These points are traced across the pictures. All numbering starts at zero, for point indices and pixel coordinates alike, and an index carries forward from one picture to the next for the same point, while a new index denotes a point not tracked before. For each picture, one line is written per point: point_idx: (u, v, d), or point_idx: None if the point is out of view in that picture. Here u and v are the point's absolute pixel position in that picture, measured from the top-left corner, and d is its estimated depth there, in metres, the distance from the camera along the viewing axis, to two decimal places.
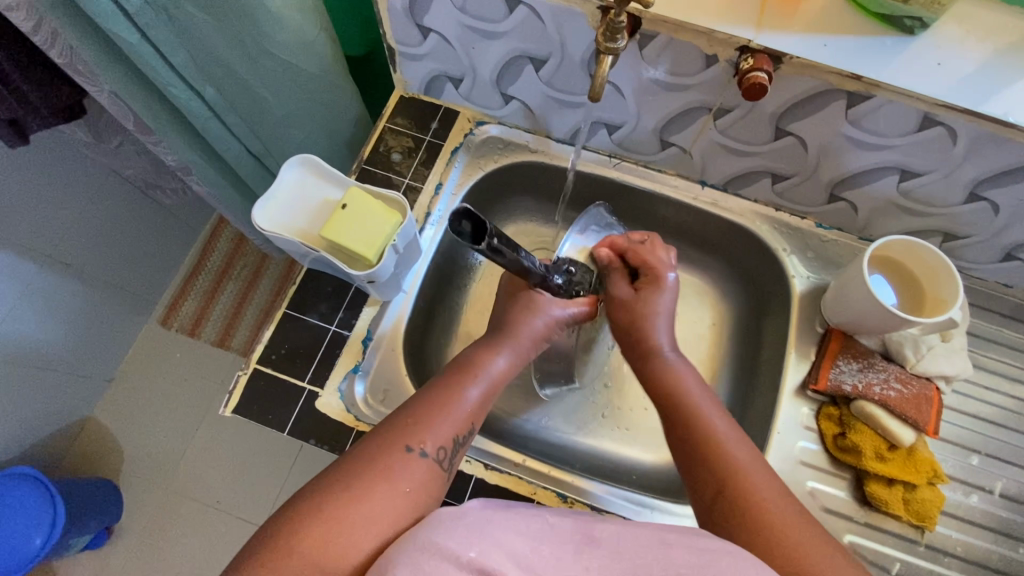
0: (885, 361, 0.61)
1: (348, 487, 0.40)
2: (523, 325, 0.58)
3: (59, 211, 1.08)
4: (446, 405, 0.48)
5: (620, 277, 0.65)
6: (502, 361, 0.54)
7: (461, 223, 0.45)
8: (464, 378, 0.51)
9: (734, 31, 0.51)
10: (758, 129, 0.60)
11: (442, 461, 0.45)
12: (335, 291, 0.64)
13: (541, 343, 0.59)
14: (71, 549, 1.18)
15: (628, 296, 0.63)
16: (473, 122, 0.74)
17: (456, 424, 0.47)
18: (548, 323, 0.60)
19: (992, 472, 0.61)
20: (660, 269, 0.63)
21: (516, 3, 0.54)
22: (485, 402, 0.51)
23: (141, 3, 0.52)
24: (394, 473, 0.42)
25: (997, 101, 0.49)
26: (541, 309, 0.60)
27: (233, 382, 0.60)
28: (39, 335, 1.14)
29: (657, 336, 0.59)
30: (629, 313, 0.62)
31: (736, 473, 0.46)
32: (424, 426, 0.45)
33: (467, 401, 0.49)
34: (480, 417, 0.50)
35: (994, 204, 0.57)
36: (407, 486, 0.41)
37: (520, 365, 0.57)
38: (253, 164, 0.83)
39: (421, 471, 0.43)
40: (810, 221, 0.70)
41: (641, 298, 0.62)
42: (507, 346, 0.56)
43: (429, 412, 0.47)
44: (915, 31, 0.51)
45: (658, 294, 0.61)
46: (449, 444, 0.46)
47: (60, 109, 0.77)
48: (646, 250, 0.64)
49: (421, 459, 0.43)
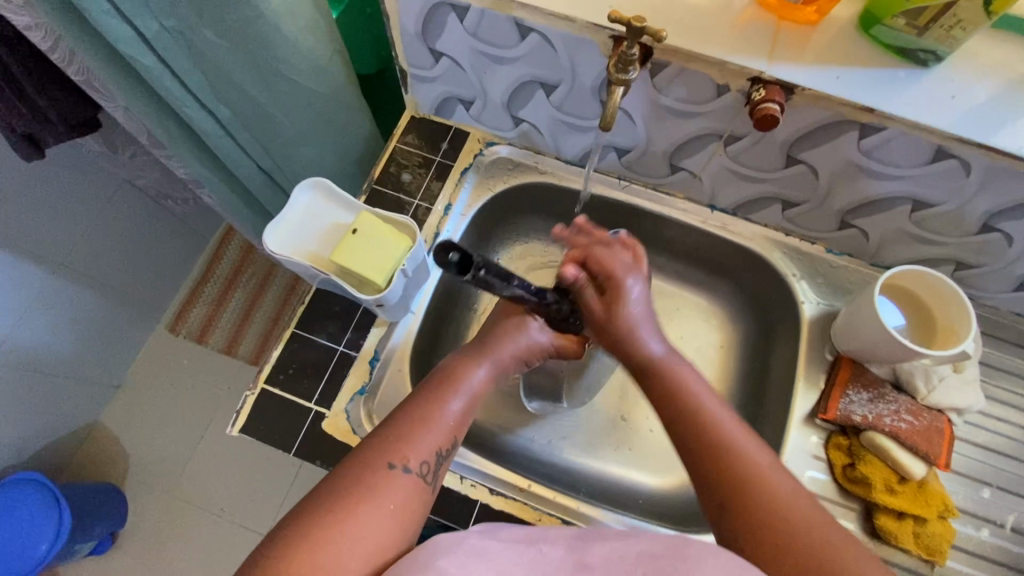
0: (896, 392, 0.61)
1: (330, 506, 0.39)
2: (498, 342, 0.57)
3: (72, 220, 1.10)
4: (428, 418, 0.47)
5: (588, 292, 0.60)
6: (483, 372, 0.53)
7: (448, 254, 0.42)
8: (444, 390, 0.50)
9: (746, 62, 0.51)
10: (769, 156, 0.60)
11: (426, 476, 0.44)
12: (343, 311, 0.65)
13: (535, 351, 0.59)
14: (74, 556, 1.18)
15: (596, 312, 0.59)
16: (483, 143, 0.74)
17: (441, 437, 0.47)
18: (529, 347, 0.58)
19: (1003, 505, 0.60)
20: (619, 278, 0.59)
21: (528, 30, 0.54)
22: (469, 413, 0.51)
23: (158, 28, 0.53)
24: (377, 489, 0.41)
25: (1011, 136, 0.49)
26: (527, 329, 0.58)
27: (240, 402, 0.61)
28: (50, 342, 1.16)
29: (647, 346, 0.55)
30: (607, 334, 0.58)
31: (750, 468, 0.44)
32: (406, 442, 0.45)
33: (449, 412, 0.49)
34: (462, 428, 0.50)
35: (1007, 235, 0.57)
36: (392, 503, 0.41)
37: (503, 373, 0.56)
38: (265, 181, 0.84)
39: (404, 488, 0.42)
40: (820, 247, 0.70)
41: (611, 315, 0.58)
42: (487, 357, 0.55)
43: (411, 427, 0.46)
44: (929, 64, 0.51)
45: (627, 300, 0.58)
46: (433, 458, 0.46)
47: (76, 124, 0.78)
48: (603, 253, 0.60)
49: (404, 476, 0.43)
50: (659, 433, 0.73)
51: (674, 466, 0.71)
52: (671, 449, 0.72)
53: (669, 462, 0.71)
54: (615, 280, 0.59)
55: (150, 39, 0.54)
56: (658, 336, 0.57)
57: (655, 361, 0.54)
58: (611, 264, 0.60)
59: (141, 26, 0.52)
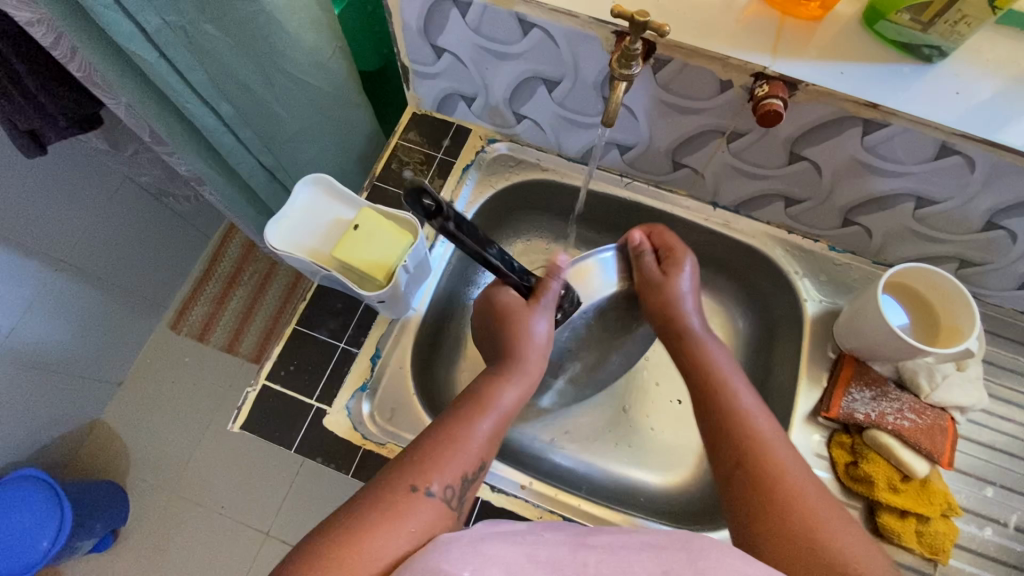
0: (898, 390, 0.60)
1: (353, 524, 0.40)
2: (525, 358, 0.56)
3: (74, 216, 1.10)
4: (457, 439, 0.47)
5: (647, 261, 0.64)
6: (512, 394, 0.53)
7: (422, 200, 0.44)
8: (475, 411, 0.50)
9: (749, 57, 0.51)
10: (772, 153, 0.60)
11: (450, 500, 0.44)
12: (344, 307, 0.65)
13: (546, 357, 0.58)
14: (75, 553, 1.18)
15: (650, 276, 0.63)
16: (485, 139, 0.74)
17: (468, 461, 0.47)
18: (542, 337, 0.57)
19: (1007, 504, 0.60)
20: (680, 255, 0.63)
21: (530, 25, 0.54)
22: (497, 438, 0.50)
23: (159, 24, 0.53)
24: (401, 510, 0.41)
25: (1016, 132, 0.48)
26: (533, 334, 0.57)
27: (241, 398, 0.61)
28: (51, 338, 1.16)
29: (689, 320, 0.61)
30: (658, 301, 0.62)
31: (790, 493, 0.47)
32: (434, 464, 0.45)
33: (477, 436, 0.49)
34: (491, 453, 0.50)
35: (1012, 232, 0.56)
36: (415, 525, 0.41)
37: (531, 393, 0.56)
38: (267, 177, 0.84)
39: (430, 511, 0.42)
40: (824, 244, 0.70)
41: (662, 284, 0.62)
42: (518, 378, 0.55)
43: (440, 448, 0.46)
44: (933, 60, 0.51)
45: (679, 275, 0.62)
46: (459, 482, 0.45)
47: (78, 120, 0.78)
48: (666, 235, 0.65)
49: (427, 498, 0.43)
50: (661, 431, 0.73)
51: (676, 464, 0.71)
52: (671, 447, 0.72)
53: (671, 459, 0.71)
54: (674, 251, 0.63)
55: (151, 34, 0.53)
56: (699, 314, 0.62)
57: (694, 334, 0.61)
58: (673, 243, 0.64)
59: (143, 21, 0.52)
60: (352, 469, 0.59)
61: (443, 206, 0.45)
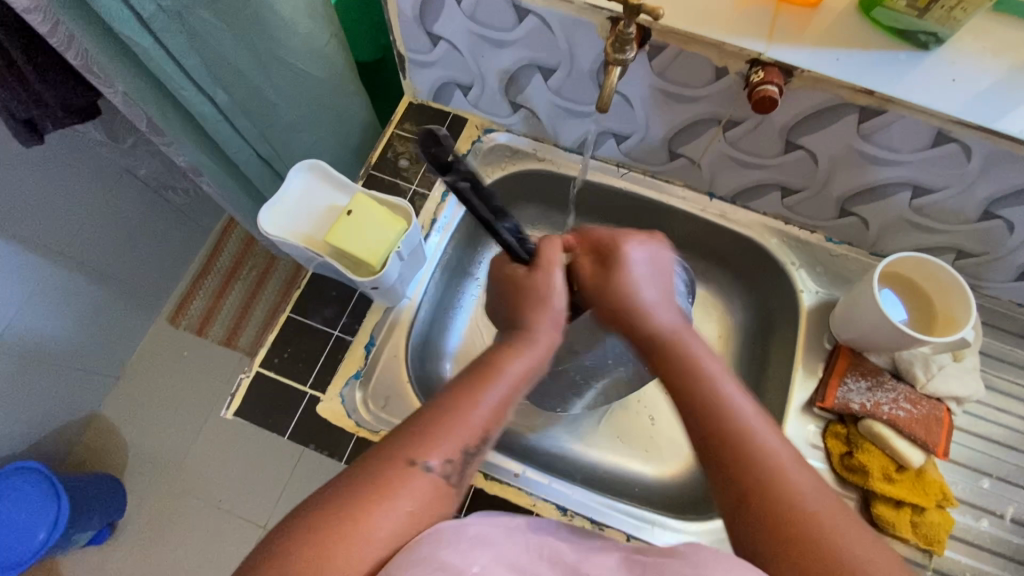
0: (894, 380, 0.60)
1: (342, 504, 0.38)
2: (536, 330, 0.51)
3: (72, 208, 1.10)
4: (458, 413, 0.44)
5: (584, 260, 0.56)
6: (529, 360, 0.49)
7: (433, 145, 0.44)
8: (483, 382, 0.47)
9: (745, 43, 0.51)
10: (768, 142, 0.60)
11: (448, 476, 0.42)
12: (339, 296, 0.64)
13: (562, 327, 0.53)
14: (74, 545, 1.19)
15: (587, 280, 0.54)
16: (481, 129, 0.73)
17: (470, 434, 0.44)
18: (555, 324, 0.53)
19: (1003, 496, 0.60)
20: (617, 247, 0.54)
21: (526, 12, 0.54)
22: (509, 408, 0.47)
23: (154, 9, 0.53)
24: (393, 487, 0.39)
25: (1013, 119, 0.48)
26: (552, 310, 0.52)
27: (235, 384, 0.61)
28: (47, 331, 1.16)
29: (653, 318, 0.51)
30: (602, 305, 0.54)
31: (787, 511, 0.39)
32: (429, 437, 0.42)
33: (481, 410, 0.44)
34: (500, 426, 0.46)
35: (1009, 222, 0.56)
36: (408, 503, 0.39)
37: (548, 361, 0.51)
38: (263, 167, 0.84)
39: (422, 488, 0.40)
40: (820, 235, 0.69)
41: (608, 281, 0.53)
42: (532, 349, 0.50)
43: (437, 422, 0.43)
44: (930, 46, 0.50)
45: (624, 267, 0.53)
46: (459, 456, 0.43)
47: (75, 110, 0.78)
48: (597, 231, 0.56)
49: (423, 474, 0.41)
50: (660, 426, 0.72)
51: (671, 455, 0.71)
52: (671, 441, 0.71)
53: (667, 451, 0.71)
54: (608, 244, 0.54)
55: (146, 19, 0.53)
56: (670, 305, 0.53)
57: (666, 334, 0.50)
58: (612, 234, 0.55)
59: (138, 6, 0.52)
60: (346, 457, 0.59)
61: (456, 162, 0.44)
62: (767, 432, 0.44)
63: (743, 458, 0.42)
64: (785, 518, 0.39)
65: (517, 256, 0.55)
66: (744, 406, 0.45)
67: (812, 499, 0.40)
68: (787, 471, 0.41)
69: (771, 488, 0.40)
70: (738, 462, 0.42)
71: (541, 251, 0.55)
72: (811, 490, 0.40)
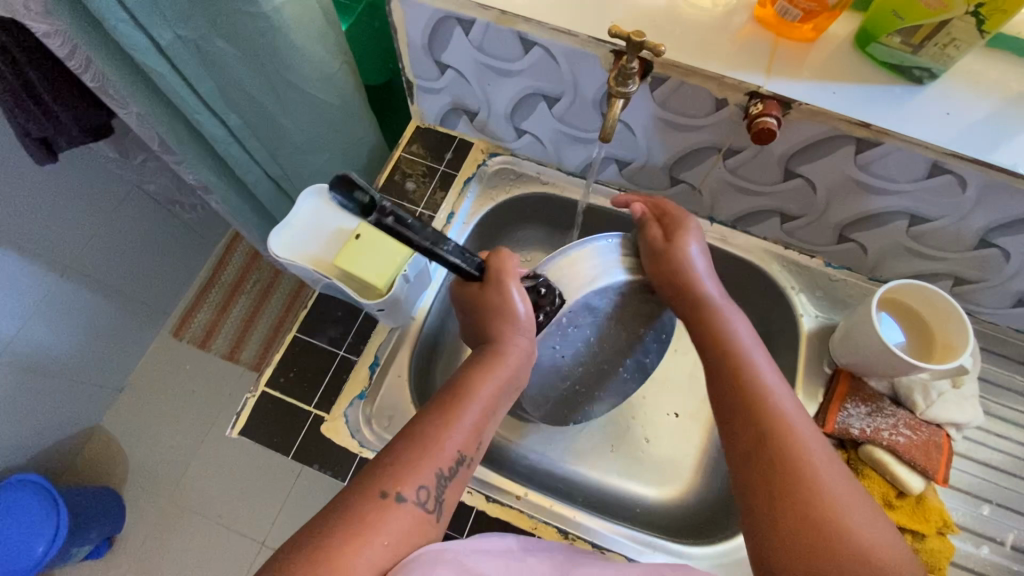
0: (894, 406, 0.61)
1: (319, 541, 0.38)
2: (504, 342, 0.52)
3: (79, 223, 1.11)
4: (429, 439, 0.45)
5: (653, 226, 0.59)
6: (493, 382, 0.50)
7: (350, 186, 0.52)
8: (452, 405, 0.47)
9: (744, 77, 0.52)
10: (767, 170, 0.61)
11: (425, 504, 0.42)
12: (345, 316, 0.65)
13: (531, 336, 0.53)
14: (71, 560, 1.18)
15: (656, 244, 0.57)
16: (486, 153, 0.75)
17: (442, 459, 0.44)
18: (527, 340, 0.53)
19: (1004, 523, 0.60)
20: (681, 216, 0.58)
21: (531, 44, 0.56)
22: (481, 430, 0.48)
23: (172, 38, 0.56)
24: (370, 522, 0.40)
25: (1006, 152, 0.49)
26: (517, 320, 0.52)
27: (240, 404, 0.62)
28: (52, 344, 1.17)
29: (704, 287, 0.55)
30: (658, 267, 0.56)
31: (799, 458, 0.44)
32: (401, 467, 0.43)
33: (453, 430, 0.46)
34: (473, 448, 0.47)
35: (1004, 250, 0.57)
36: (386, 536, 0.39)
37: (524, 368, 0.53)
38: (272, 187, 0.85)
39: (398, 519, 0.40)
40: (819, 260, 0.70)
41: (665, 253, 0.56)
42: (497, 362, 0.51)
43: (408, 451, 0.44)
44: (924, 81, 0.52)
45: (686, 239, 0.56)
46: (433, 482, 0.43)
47: (90, 130, 0.80)
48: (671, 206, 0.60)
49: (399, 505, 0.41)
50: (662, 447, 0.73)
51: (674, 476, 0.71)
52: (671, 461, 0.72)
53: (667, 473, 0.71)
54: (673, 217, 0.59)
55: (163, 47, 0.56)
56: (716, 281, 0.57)
57: (712, 304, 0.55)
58: (678, 210, 0.59)
59: (156, 35, 0.55)
60: (348, 477, 0.59)
61: (375, 201, 0.50)
62: (789, 403, 0.48)
63: (761, 423, 0.46)
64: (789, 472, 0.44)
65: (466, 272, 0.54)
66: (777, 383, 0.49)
67: (822, 464, 0.44)
68: (800, 435, 0.46)
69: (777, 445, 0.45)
70: (757, 419, 0.47)
71: (490, 265, 0.55)
72: (822, 457, 0.45)
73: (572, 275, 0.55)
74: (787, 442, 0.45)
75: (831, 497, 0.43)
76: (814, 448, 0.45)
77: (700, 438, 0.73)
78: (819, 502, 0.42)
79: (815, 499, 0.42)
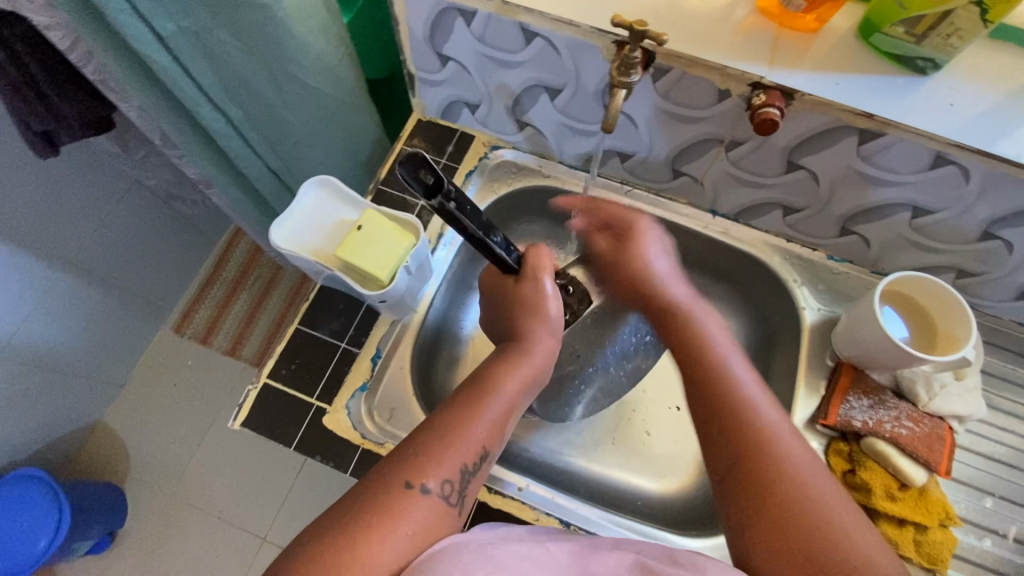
0: (896, 399, 0.60)
1: (343, 531, 0.38)
2: (532, 339, 0.54)
3: (82, 218, 1.12)
4: (454, 432, 0.45)
5: (597, 236, 0.70)
6: (519, 378, 0.50)
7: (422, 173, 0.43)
8: (477, 398, 0.48)
9: (747, 67, 0.52)
10: (770, 162, 0.61)
11: (449, 496, 0.42)
12: (347, 308, 0.65)
13: (556, 333, 0.56)
14: (73, 555, 1.18)
15: (605, 252, 0.69)
16: (488, 146, 0.75)
17: (467, 452, 0.44)
18: (551, 335, 0.55)
19: (1007, 516, 0.60)
20: (631, 221, 0.67)
21: (533, 35, 0.56)
22: (504, 425, 0.48)
23: (174, 29, 0.56)
24: (396, 512, 0.39)
25: (1010, 142, 0.49)
26: (547, 319, 0.56)
27: (243, 395, 0.62)
28: (54, 339, 1.17)
29: (671, 293, 0.62)
30: (618, 276, 0.67)
31: (768, 451, 0.45)
32: (426, 458, 0.43)
33: (480, 423, 0.46)
34: (496, 443, 0.47)
35: (1007, 242, 0.57)
36: (410, 527, 0.39)
37: (547, 365, 0.54)
38: (273, 181, 0.85)
39: (422, 510, 0.40)
40: (821, 253, 0.70)
41: (625, 246, 0.66)
42: (525, 360, 0.52)
43: (434, 443, 0.44)
44: (928, 72, 0.52)
45: (638, 245, 0.65)
46: (457, 474, 0.43)
47: (92, 123, 0.80)
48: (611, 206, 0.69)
49: (424, 496, 0.41)
50: (664, 441, 0.73)
51: (676, 469, 0.71)
52: (673, 454, 0.72)
53: (669, 466, 0.71)
54: (621, 222, 0.67)
55: (165, 38, 0.56)
56: (687, 287, 0.63)
57: (679, 306, 0.61)
58: (615, 212, 0.68)
59: (158, 26, 0.54)
60: (350, 469, 0.59)
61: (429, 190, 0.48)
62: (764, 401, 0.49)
63: (729, 415, 0.48)
64: (759, 466, 0.45)
65: (505, 264, 0.57)
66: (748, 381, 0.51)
67: (792, 454, 0.45)
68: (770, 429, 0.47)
69: (747, 441, 0.46)
70: (725, 417, 0.48)
71: (527, 260, 0.59)
72: (792, 447, 0.46)
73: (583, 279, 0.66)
74: (756, 436, 0.46)
75: (802, 487, 0.43)
76: (784, 442, 0.46)
77: None
78: (789, 493, 0.43)
79: (784, 490, 0.43)
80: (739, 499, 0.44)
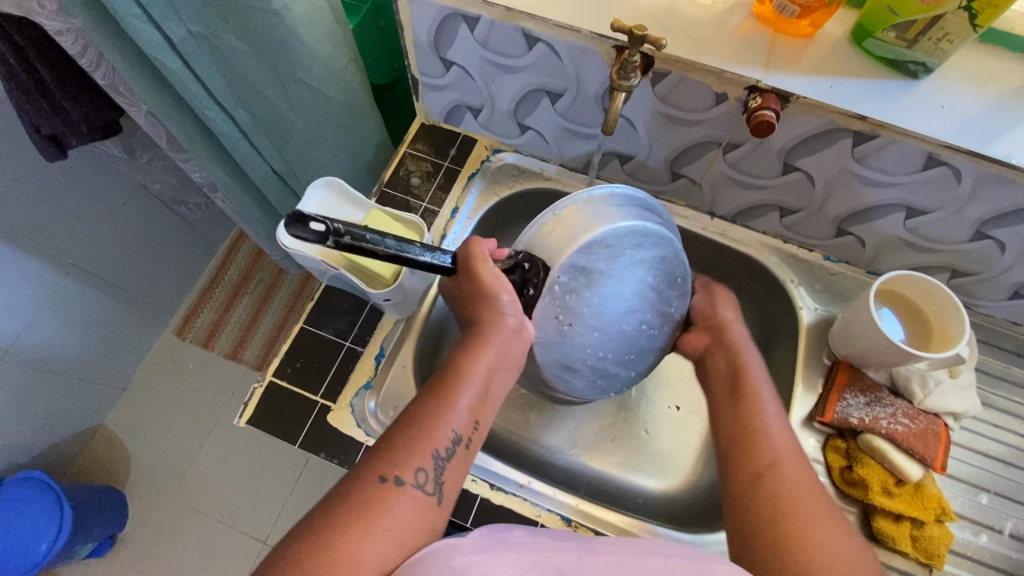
0: (893, 396, 0.61)
1: (320, 529, 0.39)
2: (487, 322, 0.52)
3: (87, 221, 1.13)
4: (424, 423, 0.45)
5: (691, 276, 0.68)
6: (486, 362, 0.50)
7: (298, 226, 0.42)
8: (447, 388, 0.48)
9: (744, 71, 0.53)
10: (766, 163, 0.62)
11: (425, 486, 0.43)
12: (351, 307, 0.66)
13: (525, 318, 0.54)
14: (73, 558, 1.18)
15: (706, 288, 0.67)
16: (490, 149, 0.76)
17: (438, 440, 0.45)
18: (516, 323, 0.53)
19: (1003, 512, 0.61)
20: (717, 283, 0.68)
21: (535, 40, 0.57)
22: (478, 410, 0.48)
23: (184, 34, 0.57)
24: (373, 506, 0.40)
25: (1000, 144, 0.50)
26: (500, 302, 0.52)
27: (248, 394, 0.62)
28: (57, 342, 1.18)
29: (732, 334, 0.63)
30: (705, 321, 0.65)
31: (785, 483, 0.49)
32: (398, 450, 0.44)
33: (449, 412, 0.47)
34: (472, 429, 0.48)
35: (1000, 242, 0.58)
36: (388, 521, 0.40)
37: (523, 341, 0.53)
38: (278, 183, 0.87)
39: (398, 503, 0.41)
40: (818, 254, 0.72)
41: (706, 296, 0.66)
42: (487, 343, 0.51)
43: (404, 435, 0.45)
44: (919, 75, 0.53)
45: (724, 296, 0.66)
46: (431, 463, 0.44)
47: (100, 128, 0.82)
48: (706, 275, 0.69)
49: (399, 489, 0.42)
50: (664, 439, 0.73)
51: (676, 466, 0.72)
52: (673, 452, 0.73)
53: (669, 464, 0.72)
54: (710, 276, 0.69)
55: (175, 43, 0.57)
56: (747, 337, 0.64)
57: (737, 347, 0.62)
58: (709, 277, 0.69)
59: (169, 31, 0.56)
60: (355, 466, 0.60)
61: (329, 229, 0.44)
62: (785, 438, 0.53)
63: (758, 453, 0.52)
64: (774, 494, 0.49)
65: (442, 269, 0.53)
66: (774, 408, 0.56)
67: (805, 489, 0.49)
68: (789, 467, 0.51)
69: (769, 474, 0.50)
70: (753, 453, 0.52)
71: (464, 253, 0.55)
72: (805, 483, 0.50)
73: (555, 237, 0.53)
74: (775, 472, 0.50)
75: (803, 516, 0.47)
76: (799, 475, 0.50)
77: (702, 431, 0.74)
78: (798, 519, 0.47)
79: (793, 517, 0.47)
80: (748, 500, 0.49)
